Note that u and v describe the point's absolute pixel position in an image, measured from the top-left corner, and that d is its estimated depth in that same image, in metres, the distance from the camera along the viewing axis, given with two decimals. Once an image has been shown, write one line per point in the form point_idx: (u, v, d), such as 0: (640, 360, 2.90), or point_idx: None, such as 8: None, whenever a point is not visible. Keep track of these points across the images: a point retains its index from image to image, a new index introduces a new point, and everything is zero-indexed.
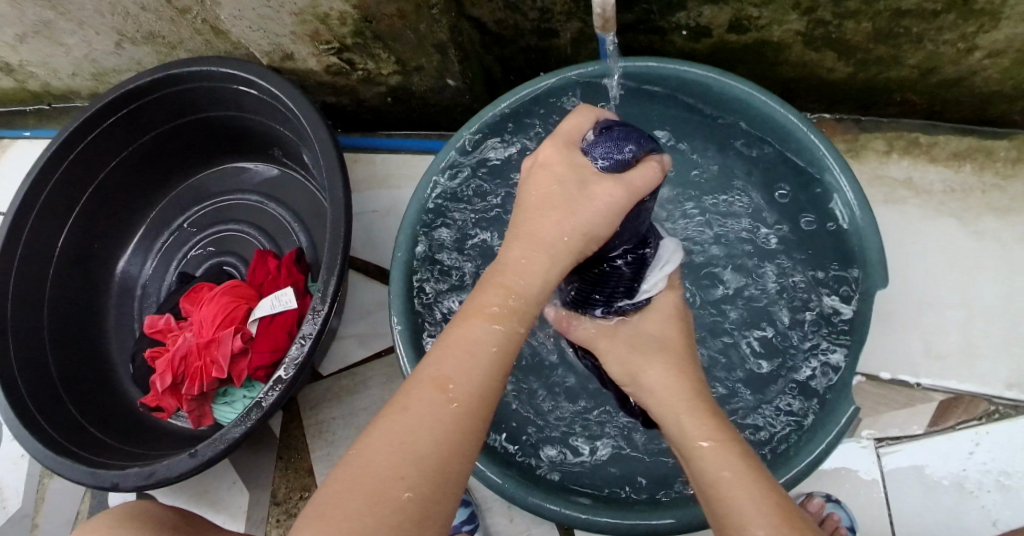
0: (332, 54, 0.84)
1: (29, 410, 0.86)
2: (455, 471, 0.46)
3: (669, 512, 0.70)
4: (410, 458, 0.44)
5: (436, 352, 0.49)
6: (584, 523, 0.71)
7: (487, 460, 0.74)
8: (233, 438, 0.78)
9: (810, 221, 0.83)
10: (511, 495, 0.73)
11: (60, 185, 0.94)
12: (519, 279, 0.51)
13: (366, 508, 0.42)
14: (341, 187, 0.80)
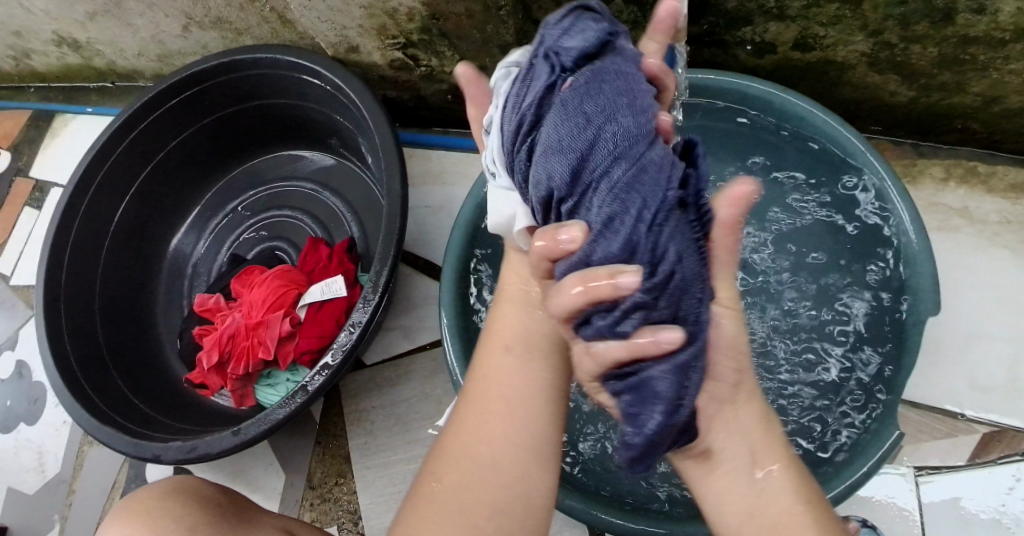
0: (396, 49, 0.86)
1: (78, 378, 0.89)
2: (507, 485, 0.51)
3: (706, 525, 0.70)
4: (459, 466, 0.52)
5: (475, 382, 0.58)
6: (620, 529, 0.71)
7: None
8: (275, 420, 0.79)
9: (871, 254, 0.82)
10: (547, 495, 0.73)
11: (120, 161, 0.97)
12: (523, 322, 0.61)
13: (443, 450, 0.55)
14: (398, 180, 0.82)
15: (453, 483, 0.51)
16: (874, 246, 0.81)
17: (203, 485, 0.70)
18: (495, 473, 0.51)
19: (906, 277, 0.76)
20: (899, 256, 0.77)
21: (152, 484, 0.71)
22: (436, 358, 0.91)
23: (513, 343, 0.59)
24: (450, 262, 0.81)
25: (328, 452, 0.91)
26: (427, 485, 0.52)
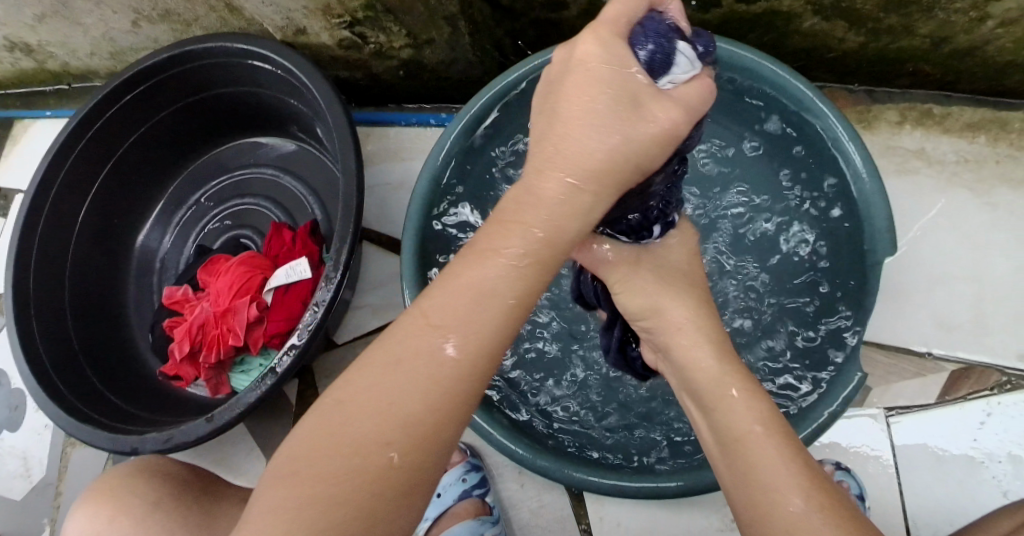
0: (344, 29, 0.85)
1: (51, 379, 0.89)
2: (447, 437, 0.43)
3: (676, 476, 0.71)
4: (400, 421, 0.41)
5: (440, 304, 0.44)
6: (591, 485, 0.72)
7: (497, 425, 0.75)
8: (249, 403, 0.80)
9: (831, 210, 0.82)
10: (519, 457, 0.73)
11: (79, 162, 0.96)
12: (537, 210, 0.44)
13: (395, 407, 0.42)
14: (353, 157, 0.82)
15: (414, 461, 0.41)
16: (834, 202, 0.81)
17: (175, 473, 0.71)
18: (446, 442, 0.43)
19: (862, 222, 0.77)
20: (855, 205, 0.77)
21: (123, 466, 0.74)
22: None
23: (498, 291, 0.44)
24: (410, 234, 0.81)
25: None
26: (368, 454, 0.41)
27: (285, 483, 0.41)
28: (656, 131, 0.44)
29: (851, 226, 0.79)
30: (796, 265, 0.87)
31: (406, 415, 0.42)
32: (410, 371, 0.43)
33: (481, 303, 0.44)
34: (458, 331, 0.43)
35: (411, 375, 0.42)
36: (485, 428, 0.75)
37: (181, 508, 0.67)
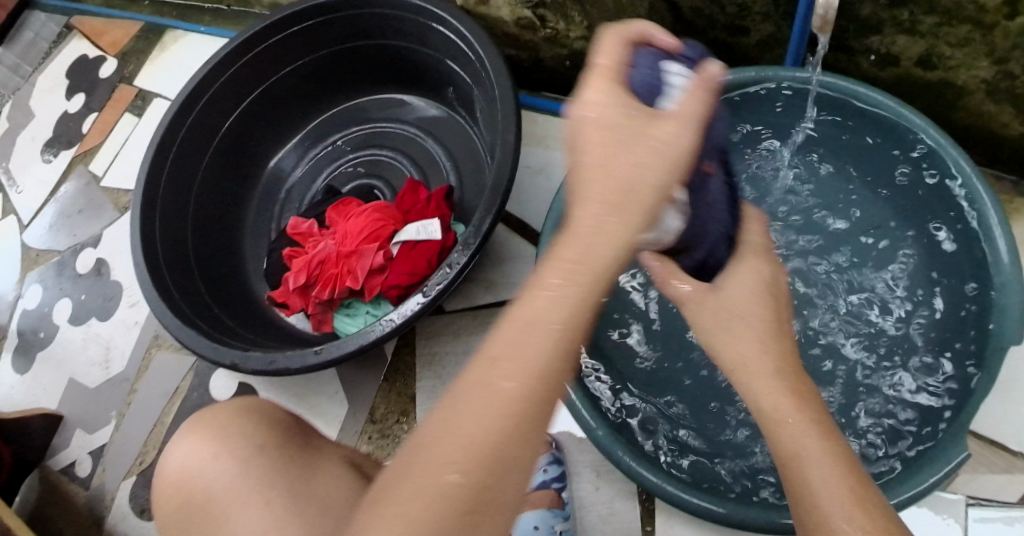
0: (527, 8, 0.88)
1: (165, 278, 0.92)
2: (506, 463, 0.38)
3: (765, 511, 0.70)
4: (463, 441, 0.38)
5: (500, 328, 0.42)
6: (676, 499, 0.72)
7: (598, 420, 0.77)
8: (362, 344, 0.83)
9: (959, 289, 0.82)
10: (617, 458, 0.75)
11: (233, 79, 1.00)
12: (592, 241, 0.41)
13: (463, 428, 0.38)
14: (513, 133, 0.84)
15: (477, 486, 0.38)
16: (965, 282, 0.81)
17: (276, 416, 0.70)
18: (489, 471, 0.38)
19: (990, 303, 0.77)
20: (986, 285, 0.78)
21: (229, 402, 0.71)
22: None
23: (561, 324, 0.40)
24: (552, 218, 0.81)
25: (394, 390, 0.93)
26: (435, 476, 0.38)
27: (375, 492, 0.40)
28: (676, 151, 0.42)
29: (977, 308, 0.79)
30: (903, 337, 0.87)
31: (467, 449, 0.38)
32: (479, 395, 0.39)
33: (541, 331, 0.40)
34: (512, 367, 0.39)
35: (482, 403, 0.39)
36: (587, 420, 0.77)
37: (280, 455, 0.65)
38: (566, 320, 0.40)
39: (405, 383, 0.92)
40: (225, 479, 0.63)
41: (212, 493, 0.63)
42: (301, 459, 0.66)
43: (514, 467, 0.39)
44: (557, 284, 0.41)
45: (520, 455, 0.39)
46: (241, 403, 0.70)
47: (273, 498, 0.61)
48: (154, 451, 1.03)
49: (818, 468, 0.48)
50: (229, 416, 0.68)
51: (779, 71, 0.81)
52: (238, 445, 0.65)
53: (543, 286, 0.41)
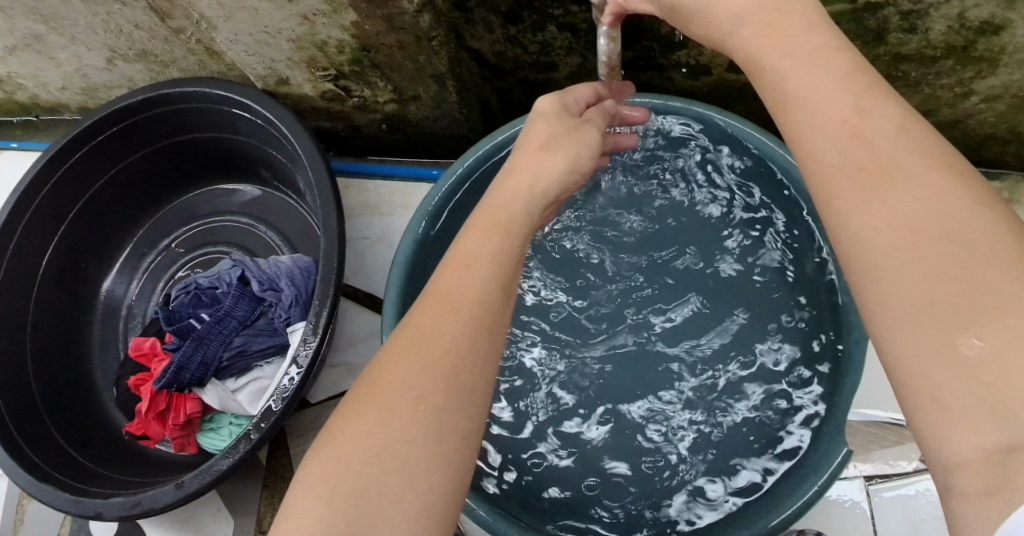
0: (328, 81, 0.84)
1: (12, 434, 0.84)
2: (425, 436, 0.39)
3: None
4: (350, 446, 0.38)
5: (394, 343, 0.43)
6: None
7: (480, 499, 0.71)
8: (222, 469, 0.75)
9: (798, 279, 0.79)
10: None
11: (46, 204, 0.92)
12: (458, 276, 0.46)
13: (378, 433, 0.39)
14: (336, 219, 0.79)
15: (354, 481, 0.37)
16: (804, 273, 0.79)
17: None
18: (412, 450, 0.38)
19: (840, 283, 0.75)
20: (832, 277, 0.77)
21: None
22: None
23: (464, 302, 0.44)
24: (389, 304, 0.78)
25: (278, 495, 0.89)
26: (306, 508, 0.36)
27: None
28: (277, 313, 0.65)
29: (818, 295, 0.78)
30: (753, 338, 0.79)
31: (332, 473, 0.38)
32: (395, 387, 0.40)
33: (432, 336, 0.42)
34: (400, 362, 0.42)
35: (397, 402, 0.40)
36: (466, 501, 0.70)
37: None
38: (479, 297, 0.45)
39: (287, 486, 0.89)
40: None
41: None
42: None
43: (380, 485, 0.37)
44: (454, 301, 0.44)
45: (454, 417, 0.40)
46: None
47: None
48: None
49: (893, 236, 0.35)
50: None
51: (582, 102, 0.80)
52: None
53: (434, 295, 0.45)
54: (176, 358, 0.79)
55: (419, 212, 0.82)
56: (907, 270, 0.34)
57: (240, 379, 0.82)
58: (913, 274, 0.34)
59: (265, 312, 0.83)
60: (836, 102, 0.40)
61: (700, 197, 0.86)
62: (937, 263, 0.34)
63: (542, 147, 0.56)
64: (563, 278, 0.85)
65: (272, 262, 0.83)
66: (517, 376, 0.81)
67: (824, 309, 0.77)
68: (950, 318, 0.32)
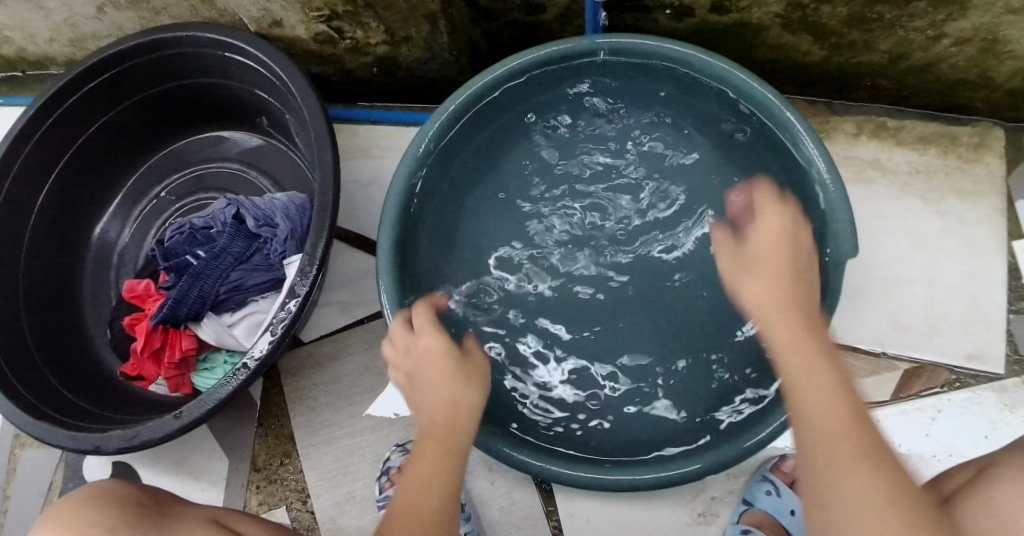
0: (322, 22, 0.86)
1: (6, 374, 0.84)
2: (430, 509, 0.58)
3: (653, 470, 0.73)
4: None
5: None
6: (565, 479, 0.74)
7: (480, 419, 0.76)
8: (220, 398, 0.77)
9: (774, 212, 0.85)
10: (501, 453, 0.74)
11: (38, 151, 0.92)
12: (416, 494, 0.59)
13: None
14: (331, 152, 0.81)
15: None
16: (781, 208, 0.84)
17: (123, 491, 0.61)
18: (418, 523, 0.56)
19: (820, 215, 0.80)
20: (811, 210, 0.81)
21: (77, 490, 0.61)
22: (374, 331, 0.91)
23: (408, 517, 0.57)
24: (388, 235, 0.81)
25: (272, 434, 0.90)
26: None
27: None
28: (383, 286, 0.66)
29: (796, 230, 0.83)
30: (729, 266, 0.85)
31: None
32: None
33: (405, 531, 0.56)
34: None
35: None
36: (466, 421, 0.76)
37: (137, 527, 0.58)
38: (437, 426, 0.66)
39: (281, 424, 0.90)
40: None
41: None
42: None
43: None
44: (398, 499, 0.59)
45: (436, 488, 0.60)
46: (102, 487, 0.61)
47: None
48: None
49: (824, 407, 0.51)
50: (78, 507, 0.59)
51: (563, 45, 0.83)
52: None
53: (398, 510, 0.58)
54: (173, 292, 0.83)
55: (410, 151, 0.83)
56: (863, 494, 0.46)
57: (236, 314, 0.85)
58: (828, 410, 0.51)
59: (260, 248, 0.85)
60: (789, 286, 0.61)
61: (682, 134, 0.90)
62: (858, 430, 0.49)
63: (465, 380, 0.71)
64: (562, 220, 0.90)
65: (267, 199, 0.85)
66: (524, 315, 0.87)
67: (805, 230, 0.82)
68: (863, 457, 0.48)
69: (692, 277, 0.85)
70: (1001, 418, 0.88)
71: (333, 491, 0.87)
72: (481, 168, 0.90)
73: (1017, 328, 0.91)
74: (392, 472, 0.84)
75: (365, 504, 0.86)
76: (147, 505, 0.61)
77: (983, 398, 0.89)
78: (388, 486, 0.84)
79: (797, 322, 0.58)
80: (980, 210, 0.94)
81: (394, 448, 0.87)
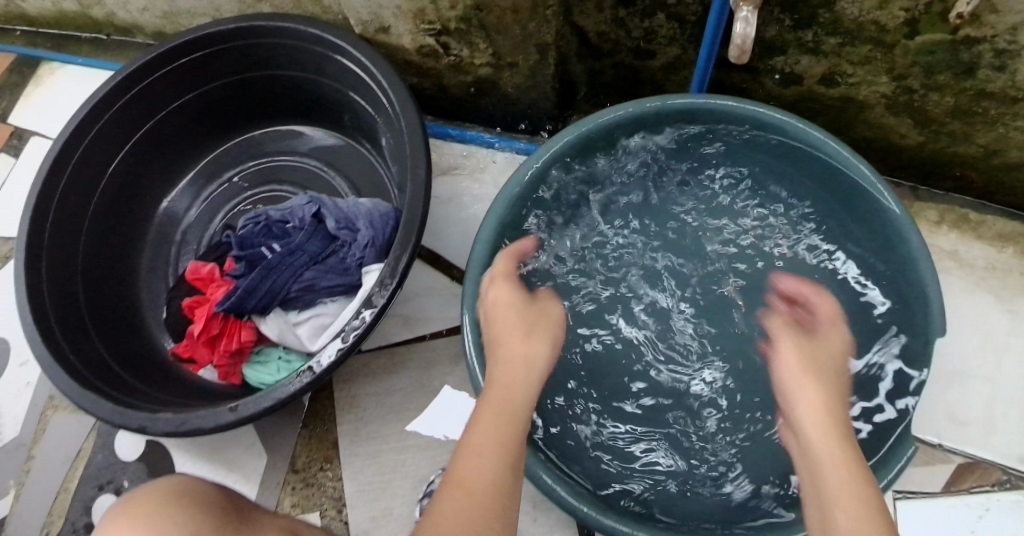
0: (429, 36, 0.87)
1: (56, 335, 0.83)
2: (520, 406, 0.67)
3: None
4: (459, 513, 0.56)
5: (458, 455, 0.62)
6: None
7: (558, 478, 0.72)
8: (280, 398, 0.76)
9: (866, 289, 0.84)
10: (585, 515, 0.70)
11: (111, 124, 0.92)
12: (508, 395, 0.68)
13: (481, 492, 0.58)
14: (423, 168, 0.81)
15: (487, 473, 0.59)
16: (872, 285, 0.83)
17: (205, 489, 0.57)
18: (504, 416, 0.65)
19: (912, 295, 0.77)
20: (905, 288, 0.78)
21: (149, 486, 0.57)
22: (435, 350, 0.91)
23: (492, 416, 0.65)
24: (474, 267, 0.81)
25: (315, 436, 0.89)
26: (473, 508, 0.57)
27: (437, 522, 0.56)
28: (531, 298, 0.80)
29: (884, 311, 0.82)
30: None
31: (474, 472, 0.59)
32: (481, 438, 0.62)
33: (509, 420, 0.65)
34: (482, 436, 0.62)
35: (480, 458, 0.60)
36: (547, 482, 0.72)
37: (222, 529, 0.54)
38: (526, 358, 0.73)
39: (325, 429, 0.89)
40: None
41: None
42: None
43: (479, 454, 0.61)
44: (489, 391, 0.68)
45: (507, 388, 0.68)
46: (176, 485, 0.57)
47: None
48: (61, 522, 0.93)
49: (825, 449, 0.61)
50: (163, 499, 0.54)
51: (651, 102, 0.81)
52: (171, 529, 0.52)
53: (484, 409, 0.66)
54: (244, 282, 0.82)
55: (504, 194, 0.82)
56: (827, 476, 0.58)
57: (302, 313, 0.84)
58: (835, 438, 0.62)
59: (336, 251, 0.84)
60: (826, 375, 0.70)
61: (777, 192, 0.90)
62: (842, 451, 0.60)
63: (524, 334, 0.75)
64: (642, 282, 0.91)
65: (352, 202, 0.85)
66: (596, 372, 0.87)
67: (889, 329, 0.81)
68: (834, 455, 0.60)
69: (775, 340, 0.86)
70: None
71: (368, 505, 0.85)
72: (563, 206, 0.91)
73: None
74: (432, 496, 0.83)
75: (401, 525, 0.84)
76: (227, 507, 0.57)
77: None
78: None
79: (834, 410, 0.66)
80: None
81: (437, 473, 0.85)
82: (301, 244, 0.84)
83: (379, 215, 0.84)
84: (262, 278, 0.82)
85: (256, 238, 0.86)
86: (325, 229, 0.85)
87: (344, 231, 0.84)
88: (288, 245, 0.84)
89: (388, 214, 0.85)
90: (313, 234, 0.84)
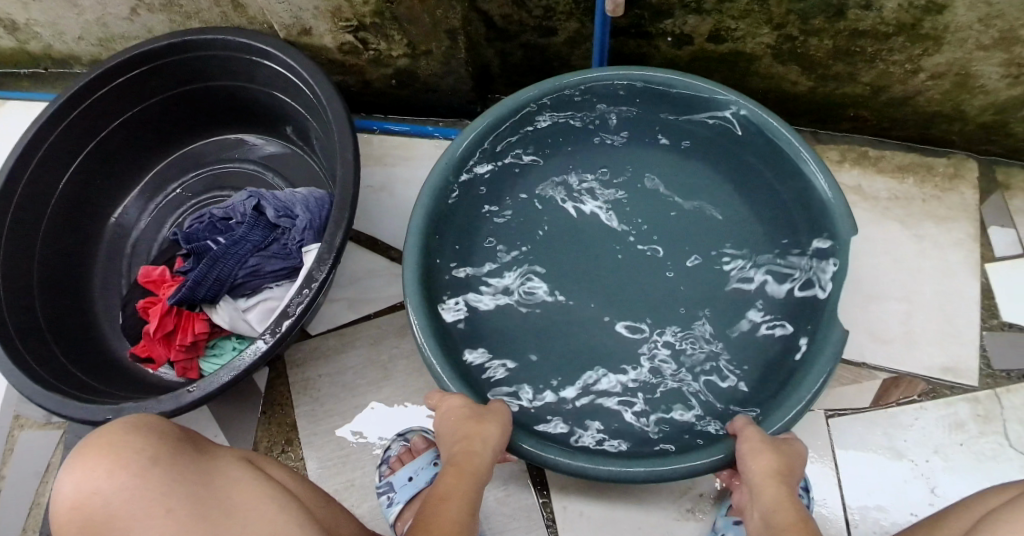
0: (349, 32, 0.93)
1: (15, 346, 0.85)
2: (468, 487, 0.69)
3: (683, 462, 0.76)
4: None
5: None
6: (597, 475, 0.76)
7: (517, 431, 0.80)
8: (232, 377, 0.80)
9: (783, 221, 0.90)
10: (538, 456, 0.77)
11: (57, 145, 0.96)
12: (471, 462, 0.72)
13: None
14: (352, 151, 0.86)
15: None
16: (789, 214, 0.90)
17: (168, 425, 0.62)
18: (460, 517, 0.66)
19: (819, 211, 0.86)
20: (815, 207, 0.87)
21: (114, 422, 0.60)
22: (381, 327, 0.95)
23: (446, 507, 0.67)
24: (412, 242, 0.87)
25: (274, 422, 0.92)
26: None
27: None
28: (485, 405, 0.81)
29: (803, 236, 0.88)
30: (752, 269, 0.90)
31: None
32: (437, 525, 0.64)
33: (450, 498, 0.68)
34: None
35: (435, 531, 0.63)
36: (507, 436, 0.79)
37: (181, 461, 0.58)
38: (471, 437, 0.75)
39: (284, 412, 0.92)
40: (125, 494, 0.54)
41: (109, 516, 0.54)
42: (207, 532, 0.54)
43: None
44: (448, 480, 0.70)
45: (462, 471, 0.71)
46: (141, 420, 0.61)
47: (179, 505, 0.55)
48: None
49: (780, 516, 0.67)
50: (126, 430, 0.58)
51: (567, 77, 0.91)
52: (133, 458, 0.56)
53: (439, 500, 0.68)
54: (192, 275, 0.86)
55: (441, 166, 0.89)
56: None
57: (250, 299, 0.88)
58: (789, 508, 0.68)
59: (279, 238, 0.89)
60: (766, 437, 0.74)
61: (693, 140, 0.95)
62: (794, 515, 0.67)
63: (478, 420, 0.76)
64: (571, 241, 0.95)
65: (289, 192, 0.90)
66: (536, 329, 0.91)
67: (807, 256, 0.88)
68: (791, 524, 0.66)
69: (711, 277, 0.90)
70: (974, 427, 0.92)
71: (332, 479, 0.89)
72: (496, 179, 0.96)
73: (989, 344, 0.96)
74: (392, 460, 0.86)
75: (365, 493, 0.88)
76: (187, 440, 0.61)
77: (958, 408, 0.93)
78: (388, 473, 0.85)
79: (780, 473, 0.71)
80: (956, 233, 1.01)
81: (395, 438, 0.88)
82: (243, 234, 0.88)
83: (316, 201, 0.89)
84: (208, 269, 0.86)
85: (201, 233, 0.90)
86: (265, 218, 0.89)
87: (283, 218, 0.88)
88: (232, 237, 0.88)
89: (324, 198, 0.90)
90: (255, 223, 0.89)
